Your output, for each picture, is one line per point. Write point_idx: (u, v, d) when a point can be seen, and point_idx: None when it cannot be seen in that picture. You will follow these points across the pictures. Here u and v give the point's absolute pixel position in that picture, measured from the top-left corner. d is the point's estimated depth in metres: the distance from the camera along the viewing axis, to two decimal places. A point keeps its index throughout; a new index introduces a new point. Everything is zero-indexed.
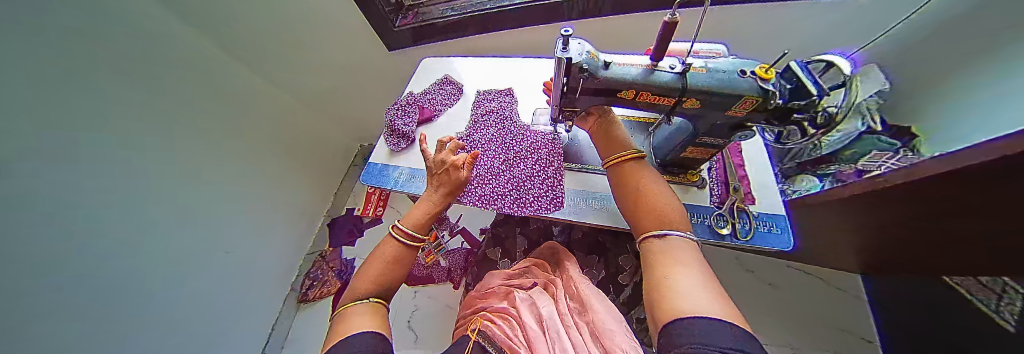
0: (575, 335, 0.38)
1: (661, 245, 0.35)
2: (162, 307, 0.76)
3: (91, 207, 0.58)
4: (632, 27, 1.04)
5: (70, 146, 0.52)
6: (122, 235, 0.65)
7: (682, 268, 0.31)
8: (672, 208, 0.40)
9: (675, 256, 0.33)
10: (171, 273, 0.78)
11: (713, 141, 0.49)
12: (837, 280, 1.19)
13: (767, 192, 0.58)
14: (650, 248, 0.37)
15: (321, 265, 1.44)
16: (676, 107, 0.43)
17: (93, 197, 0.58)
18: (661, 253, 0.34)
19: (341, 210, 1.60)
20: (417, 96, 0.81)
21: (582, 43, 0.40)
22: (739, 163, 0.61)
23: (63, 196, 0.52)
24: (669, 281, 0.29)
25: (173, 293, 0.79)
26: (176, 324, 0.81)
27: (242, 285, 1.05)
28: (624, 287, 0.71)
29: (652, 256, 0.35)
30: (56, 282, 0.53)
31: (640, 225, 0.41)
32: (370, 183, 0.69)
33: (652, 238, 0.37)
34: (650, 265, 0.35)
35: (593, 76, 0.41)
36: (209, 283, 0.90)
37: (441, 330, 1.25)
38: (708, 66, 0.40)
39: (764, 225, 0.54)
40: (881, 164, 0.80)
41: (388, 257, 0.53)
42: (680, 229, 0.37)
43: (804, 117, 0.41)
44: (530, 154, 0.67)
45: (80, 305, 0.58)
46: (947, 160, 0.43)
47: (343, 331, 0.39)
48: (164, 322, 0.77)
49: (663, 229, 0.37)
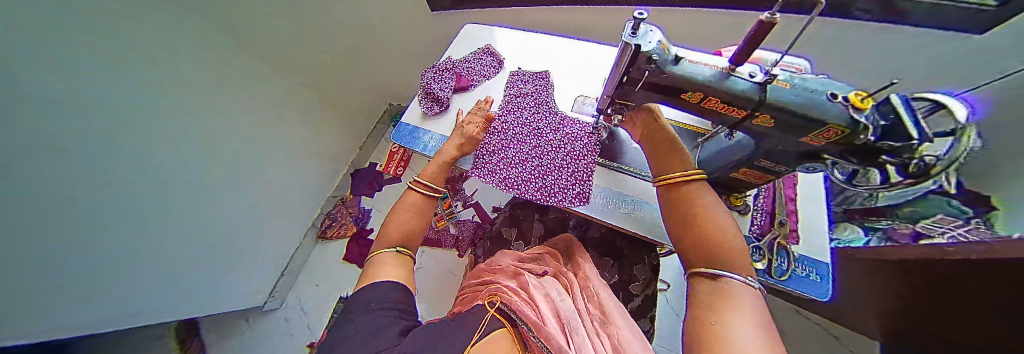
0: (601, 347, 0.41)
1: (716, 286, 0.33)
2: (198, 223, 0.84)
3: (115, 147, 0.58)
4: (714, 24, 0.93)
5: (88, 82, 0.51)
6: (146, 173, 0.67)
7: (738, 318, 0.29)
8: (735, 244, 0.36)
9: (733, 303, 0.30)
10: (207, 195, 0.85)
11: (772, 166, 0.45)
12: (854, 341, 1.12)
13: (819, 234, 0.53)
14: (702, 286, 0.34)
15: (341, 209, 1.53)
16: (745, 121, 0.40)
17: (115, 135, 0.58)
18: (715, 295, 0.32)
19: (364, 163, 1.65)
20: (454, 62, 0.79)
21: (652, 31, 0.36)
22: (791, 197, 0.57)
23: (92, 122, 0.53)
24: (722, 331, 0.27)
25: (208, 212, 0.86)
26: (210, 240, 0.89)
27: (259, 224, 1.11)
28: (633, 297, 0.70)
29: (703, 296, 0.33)
30: (117, 184, 0.60)
31: (689, 253, 0.38)
32: (400, 143, 0.70)
33: (705, 275, 0.35)
34: (705, 307, 0.32)
35: (660, 70, 0.37)
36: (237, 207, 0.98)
37: (440, 296, 1.31)
38: (795, 80, 0.35)
39: (802, 269, 0.49)
40: (945, 230, 0.69)
41: (410, 207, 0.55)
42: (741, 272, 0.34)
43: (891, 159, 0.35)
44: (567, 139, 0.64)
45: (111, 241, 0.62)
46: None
47: (371, 278, 0.44)
48: (184, 262, 0.82)
49: (717, 268, 0.34)
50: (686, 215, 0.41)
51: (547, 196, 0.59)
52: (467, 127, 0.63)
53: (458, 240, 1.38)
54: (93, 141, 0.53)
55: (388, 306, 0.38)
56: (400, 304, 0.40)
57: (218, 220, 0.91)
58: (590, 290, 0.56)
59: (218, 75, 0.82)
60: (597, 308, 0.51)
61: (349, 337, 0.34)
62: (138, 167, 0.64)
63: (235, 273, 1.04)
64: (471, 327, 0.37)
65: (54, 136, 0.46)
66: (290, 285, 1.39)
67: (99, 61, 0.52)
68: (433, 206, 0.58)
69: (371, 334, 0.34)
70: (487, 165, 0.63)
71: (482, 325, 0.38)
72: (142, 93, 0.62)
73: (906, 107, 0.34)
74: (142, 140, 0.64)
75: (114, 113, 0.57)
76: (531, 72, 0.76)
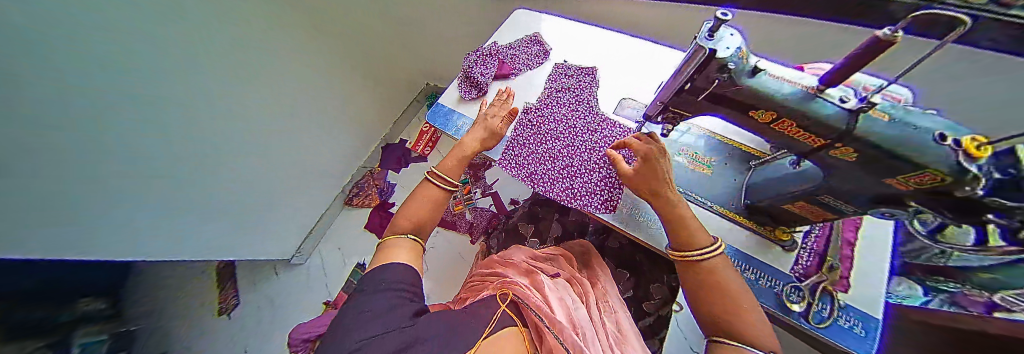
0: None
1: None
2: (219, 173, 0.91)
3: (143, 97, 0.63)
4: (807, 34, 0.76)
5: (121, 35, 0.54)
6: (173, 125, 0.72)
7: None
8: (754, 318, 0.39)
9: None
10: (233, 148, 0.92)
11: (838, 204, 0.40)
12: None
13: (876, 287, 0.46)
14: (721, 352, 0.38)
15: (369, 179, 1.61)
16: (820, 150, 0.35)
17: (146, 88, 0.62)
18: None
19: (396, 138, 1.70)
20: (499, 48, 0.78)
21: (734, 35, 0.32)
22: (850, 240, 0.50)
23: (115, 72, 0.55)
24: None
25: (231, 165, 0.93)
26: (229, 191, 0.97)
27: (285, 182, 1.18)
28: (645, 315, 0.68)
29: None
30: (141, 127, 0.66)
31: (708, 310, 0.42)
32: (434, 123, 0.71)
33: (726, 345, 0.38)
34: None
35: (733, 81, 0.34)
36: (262, 164, 1.05)
37: (449, 277, 1.36)
38: (897, 112, 0.29)
39: (848, 320, 0.44)
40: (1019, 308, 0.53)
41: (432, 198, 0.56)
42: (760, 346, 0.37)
43: (998, 220, 0.29)
44: (605, 143, 0.61)
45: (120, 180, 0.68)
46: None
47: (387, 260, 0.47)
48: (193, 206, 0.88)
49: (738, 341, 0.38)
50: (702, 282, 0.43)
51: (581, 201, 0.57)
52: (492, 121, 0.61)
53: (471, 227, 1.41)
54: (116, 85, 0.57)
55: (390, 286, 0.41)
56: (405, 287, 0.42)
57: (235, 174, 0.97)
58: (608, 304, 0.57)
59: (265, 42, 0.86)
60: (615, 324, 0.54)
61: (363, 313, 0.37)
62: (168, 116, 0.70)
63: (258, 225, 1.15)
64: (484, 320, 0.40)
65: (72, 79, 0.50)
66: (316, 243, 1.52)
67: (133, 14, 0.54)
68: (448, 198, 0.58)
69: (383, 312, 0.37)
70: (521, 161, 0.62)
71: (491, 323, 0.40)
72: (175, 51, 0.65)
73: None
74: (178, 92, 0.69)
75: (145, 62, 0.60)
76: (577, 66, 0.73)
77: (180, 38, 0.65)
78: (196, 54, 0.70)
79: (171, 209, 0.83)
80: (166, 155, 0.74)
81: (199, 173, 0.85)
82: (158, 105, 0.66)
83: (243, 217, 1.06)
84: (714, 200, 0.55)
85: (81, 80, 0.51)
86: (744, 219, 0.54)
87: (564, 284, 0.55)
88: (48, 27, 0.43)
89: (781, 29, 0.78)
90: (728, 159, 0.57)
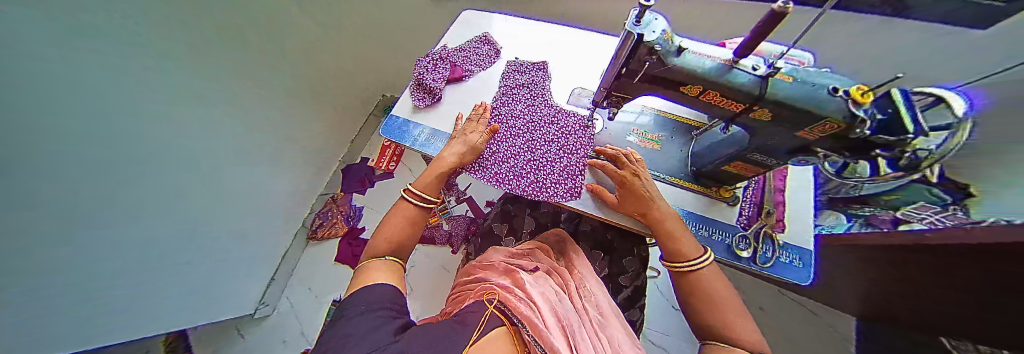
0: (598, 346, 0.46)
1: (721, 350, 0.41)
2: (187, 228, 0.81)
3: (110, 158, 0.56)
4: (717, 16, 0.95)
5: (94, 94, 0.49)
6: (136, 185, 0.63)
7: None
8: (738, 319, 0.43)
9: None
10: (199, 196, 0.81)
11: (764, 159, 0.45)
12: (828, 318, 1.22)
13: (804, 224, 0.54)
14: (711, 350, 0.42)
15: (331, 206, 1.51)
16: (743, 114, 0.39)
17: (111, 147, 0.55)
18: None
19: (356, 157, 1.62)
20: (450, 51, 0.75)
21: (659, 19, 0.34)
22: (780, 188, 0.58)
23: (84, 135, 0.49)
24: None
25: (196, 214, 0.82)
26: (199, 242, 0.86)
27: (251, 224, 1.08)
28: (622, 289, 0.72)
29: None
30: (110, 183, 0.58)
31: (697, 313, 0.46)
32: (389, 136, 0.67)
33: (712, 344, 0.43)
34: None
35: (662, 62, 0.36)
36: (230, 209, 0.95)
37: (436, 288, 1.33)
38: (798, 73, 0.34)
39: (787, 257, 0.51)
40: (923, 217, 0.70)
41: (408, 218, 0.55)
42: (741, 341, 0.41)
43: (886, 153, 0.35)
44: (563, 134, 0.63)
45: (94, 257, 0.59)
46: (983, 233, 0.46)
47: (364, 281, 0.46)
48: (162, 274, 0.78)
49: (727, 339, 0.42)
50: (692, 287, 0.47)
51: (551, 196, 0.58)
52: (472, 136, 0.60)
53: (450, 237, 1.38)
54: (85, 149, 0.50)
55: (368, 308, 0.39)
56: (386, 307, 0.40)
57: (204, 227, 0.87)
58: (586, 288, 0.59)
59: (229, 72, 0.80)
60: (596, 308, 0.55)
61: (346, 337, 0.35)
62: (134, 165, 0.61)
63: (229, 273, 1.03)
64: (470, 327, 0.39)
65: (53, 147, 0.45)
66: (282, 286, 1.39)
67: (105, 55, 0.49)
68: (426, 215, 0.58)
69: (367, 331, 0.35)
70: (487, 164, 0.61)
71: (482, 322, 0.41)
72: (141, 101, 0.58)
73: (905, 101, 0.33)
74: (139, 145, 0.61)
75: (109, 123, 0.54)
76: (528, 62, 0.74)
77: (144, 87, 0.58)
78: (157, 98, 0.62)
79: (140, 273, 0.72)
80: (132, 220, 0.65)
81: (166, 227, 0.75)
82: (123, 161, 0.59)
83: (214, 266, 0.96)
84: (668, 172, 0.59)
85: (53, 150, 0.45)
86: (693, 185, 0.59)
87: (544, 277, 0.57)
88: (27, 96, 0.39)
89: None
90: (673, 133, 0.62)
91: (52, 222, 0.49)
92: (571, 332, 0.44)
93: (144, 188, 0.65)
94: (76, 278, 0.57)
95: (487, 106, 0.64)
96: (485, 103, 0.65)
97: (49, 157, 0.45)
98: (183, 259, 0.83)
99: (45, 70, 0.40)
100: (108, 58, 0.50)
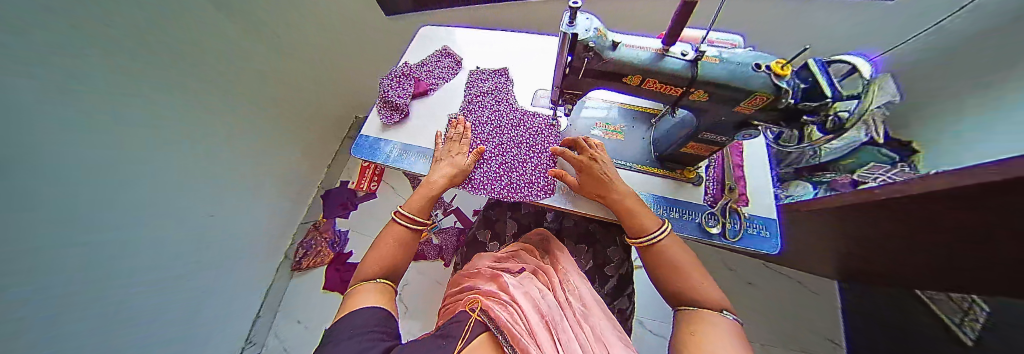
0: (583, 335, 0.45)
1: (692, 314, 0.42)
2: (164, 275, 0.76)
3: (94, 207, 0.54)
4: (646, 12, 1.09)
5: (85, 144, 0.49)
6: (115, 235, 0.61)
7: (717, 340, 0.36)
8: (705, 283, 0.45)
9: (710, 323, 0.39)
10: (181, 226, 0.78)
11: (714, 137, 0.47)
12: (810, 282, 1.28)
13: (763, 195, 0.57)
14: (684, 315, 0.43)
15: (314, 235, 1.46)
16: (683, 97, 0.42)
17: (95, 197, 0.54)
18: (697, 320, 0.40)
19: (335, 182, 1.58)
20: (412, 67, 0.76)
21: (590, 19, 0.37)
22: (739, 164, 0.61)
23: (70, 185, 0.49)
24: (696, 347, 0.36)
25: (176, 253, 0.79)
26: (180, 277, 0.82)
27: (230, 263, 1.03)
28: (609, 278, 0.73)
29: (685, 328, 0.41)
30: (103, 212, 0.57)
31: (670, 285, 0.47)
32: (359, 155, 0.66)
33: (684, 309, 0.44)
34: (685, 330, 0.40)
35: (600, 56, 0.39)
36: (210, 249, 0.91)
37: (431, 306, 1.30)
38: (722, 55, 0.37)
39: (754, 228, 0.54)
40: (876, 176, 0.81)
41: (397, 242, 0.54)
42: (710, 303, 0.42)
43: (813, 119, 0.38)
44: (533, 136, 0.65)
45: (75, 314, 0.56)
46: (918, 184, 0.50)
47: (351, 306, 0.44)
48: (139, 327, 0.73)
49: (697, 303, 0.43)
50: (659, 261, 0.49)
51: (531, 198, 0.59)
52: (458, 157, 0.60)
53: (441, 251, 1.36)
54: (73, 199, 0.50)
55: (355, 331, 0.38)
56: (376, 328, 0.39)
57: (184, 271, 0.83)
58: (571, 284, 0.59)
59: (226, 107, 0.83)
60: (580, 300, 0.55)
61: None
62: (124, 197, 0.61)
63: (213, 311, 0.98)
64: (452, 341, 0.38)
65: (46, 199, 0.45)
66: (269, 325, 1.31)
67: (120, 98, 0.53)
68: (416, 238, 0.57)
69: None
70: (473, 179, 0.61)
71: (468, 329, 0.40)
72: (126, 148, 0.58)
73: (821, 71, 0.36)
74: (121, 193, 0.60)
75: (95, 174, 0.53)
76: (490, 69, 0.76)
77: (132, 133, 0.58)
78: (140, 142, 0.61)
79: (126, 314, 0.68)
80: (113, 271, 0.62)
81: (150, 263, 0.71)
82: (105, 208, 0.57)
83: (189, 301, 0.88)
84: (634, 161, 0.62)
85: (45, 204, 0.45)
86: (658, 170, 0.61)
87: (529, 277, 0.56)
88: (27, 151, 0.40)
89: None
90: (634, 123, 0.66)
91: (39, 278, 0.47)
92: (556, 325, 0.44)
93: (122, 237, 0.63)
94: (64, 320, 0.54)
95: (467, 125, 0.64)
96: (463, 122, 0.64)
97: (43, 211, 0.45)
98: (168, 289, 0.79)
99: (67, 105, 0.44)
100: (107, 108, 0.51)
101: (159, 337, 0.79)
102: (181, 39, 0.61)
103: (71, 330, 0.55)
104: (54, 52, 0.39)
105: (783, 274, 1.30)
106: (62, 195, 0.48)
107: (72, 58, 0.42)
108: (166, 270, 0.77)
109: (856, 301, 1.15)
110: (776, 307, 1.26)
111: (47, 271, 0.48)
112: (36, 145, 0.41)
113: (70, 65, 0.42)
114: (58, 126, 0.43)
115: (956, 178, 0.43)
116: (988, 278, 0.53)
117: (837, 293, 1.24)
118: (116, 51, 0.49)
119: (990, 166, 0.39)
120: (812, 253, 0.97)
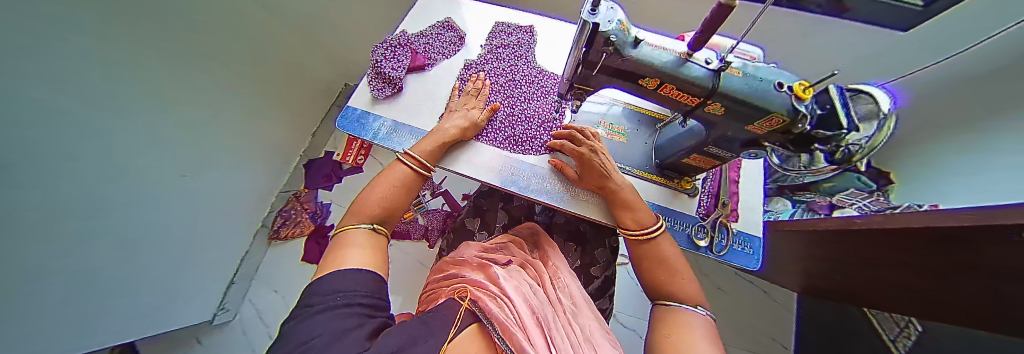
0: (573, 335, 0.44)
1: (663, 314, 0.43)
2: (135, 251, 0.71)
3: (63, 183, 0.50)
4: (677, 10, 1.03)
5: (51, 118, 0.44)
6: (82, 215, 0.55)
7: (694, 339, 0.37)
8: (693, 287, 0.45)
9: (689, 321, 0.40)
10: (164, 211, 0.77)
11: (719, 152, 0.46)
12: (773, 292, 1.37)
13: (753, 214, 0.58)
14: (657, 312, 0.45)
15: (294, 205, 1.39)
16: (697, 109, 0.40)
17: (64, 174, 0.49)
18: (671, 314, 0.42)
19: (319, 152, 1.50)
20: (410, 38, 0.70)
21: (614, 8, 0.34)
22: (735, 179, 0.61)
23: (36, 163, 0.44)
24: (680, 344, 0.36)
25: (150, 227, 0.74)
26: (159, 253, 0.79)
27: (209, 238, 0.97)
28: (594, 279, 0.74)
29: (661, 323, 0.42)
30: (72, 190, 0.52)
31: (656, 285, 0.47)
32: (346, 130, 0.61)
33: (662, 305, 0.45)
34: (661, 327, 0.41)
35: (619, 53, 0.36)
36: (185, 223, 0.85)
37: (414, 284, 1.30)
38: (748, 69, 0.35)
39: (739, 244, 0.55)
40: (854, 202, 0.84)
41: (396, 182, 0.49)
42: (692, 303, 0.43)
43: (822, 147, 0.37)
44: (543, 99, 0.64)
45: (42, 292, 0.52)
46: (891, 220, 0.52)
47: (336, 264, 0.37)
48: (104, 305, 0.68)
49: (675, 301, 0.44)
50: (652, 255, 0.48)
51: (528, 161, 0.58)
52: (472, 111, 0.58)
53: (427, 232, 1.34)
54: (40, 178, 0.45)
55: (339, 298, 0.32)
56: (360, 301, 0.32)
57: (161, 245, 0.78)
58: (560, 280, 0.58)
59: (198, 81, 0.75)
60: (570, 298, 0.55)
61: (310, 343, 0.26)
62: (97, 169, 0.56)
63: (194, 287, 0.98)
64: (446, 323, 0.36)
65: (17, 179, 0.41)
66: (244, 292, 1.27)
67: (77, 78, 0.46)
68: (422, 185, 0.53)
69: (335, 336, 0.27)
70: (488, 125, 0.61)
71: (456, 320, 0.38)
72: (84, 122, 0.50)
73: (840, 98, 0.34)
74: (88, 166, 0.54)
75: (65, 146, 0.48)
76: (516, 25, 0.74)
77: (89, 110, 0.51)
78: (107, 113, 0.54)
79: (99, 294, 0.65)
80: (81, 250, 0.58)
81: (123, 239, 0.67)
82: (71, 182, 0.51)
83: (170, 287, 0.86)
84: (634, 165, 0.61)
85: (15, 186, 0.41)
86: (658, 177, 0.60)
87: (517, 270, 0.55)
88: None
89: (684, 9, 1.01)
90: (638, 126, 0.64)
91: (12, 261, 0.44)
92: (548, 325, 0.43)
93: (92, 214, 0.57)
94: (37, 295, 0.51)
95: (486, 82, 0.63)
96: (481, 79, 0.63)
97: (11, 191, 0.41)
98: (144, 271, 0.76)
99: (29, 90, 0.39)
100: (69, 78, 0.45)
101: (139, 314, 0.79)
102: (140, 14, 0.54)
103: (41, 311, 0.53)
104: (19, 21, 0.33)
105: (753, 283, 1.37)
106: (33, 179, 0.44)
107: (35, 34, 0.37)
108: (144, 241, 0.73)
109: (809, 312, 1.24)
110: (738, 312, 1.34)
111: (28, 261, 0.47)
112: (16, 138, 0.39)
113: (32, 38, 0.36)
114: (22, 103, 0.38)
115: (923, 217, 0.46)
116: (932, 308, 0.58)
117: (795, 303, 1.33)
118: (77, 17, 0.42)
119: (958, 211, 0.41)
120: (787, 270, 1.01)
